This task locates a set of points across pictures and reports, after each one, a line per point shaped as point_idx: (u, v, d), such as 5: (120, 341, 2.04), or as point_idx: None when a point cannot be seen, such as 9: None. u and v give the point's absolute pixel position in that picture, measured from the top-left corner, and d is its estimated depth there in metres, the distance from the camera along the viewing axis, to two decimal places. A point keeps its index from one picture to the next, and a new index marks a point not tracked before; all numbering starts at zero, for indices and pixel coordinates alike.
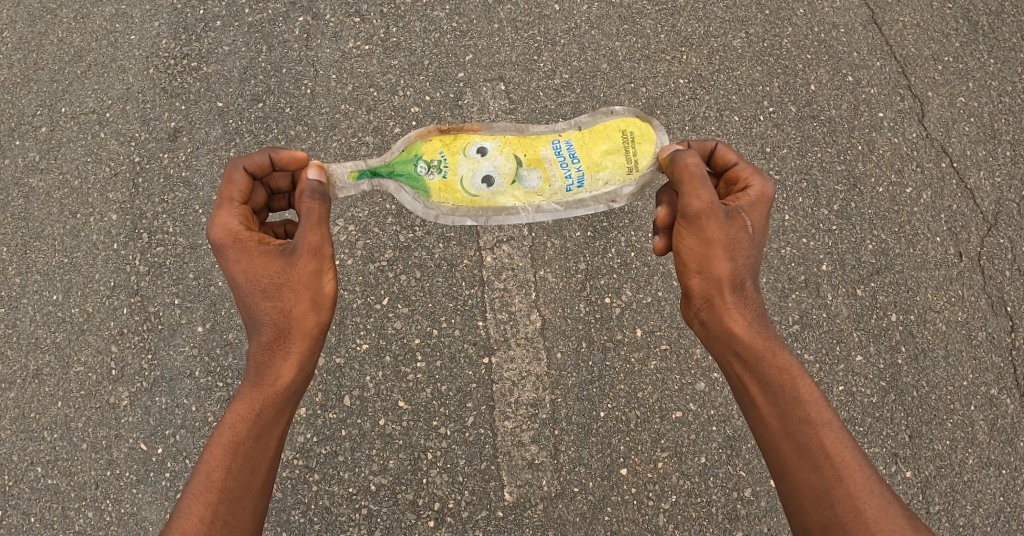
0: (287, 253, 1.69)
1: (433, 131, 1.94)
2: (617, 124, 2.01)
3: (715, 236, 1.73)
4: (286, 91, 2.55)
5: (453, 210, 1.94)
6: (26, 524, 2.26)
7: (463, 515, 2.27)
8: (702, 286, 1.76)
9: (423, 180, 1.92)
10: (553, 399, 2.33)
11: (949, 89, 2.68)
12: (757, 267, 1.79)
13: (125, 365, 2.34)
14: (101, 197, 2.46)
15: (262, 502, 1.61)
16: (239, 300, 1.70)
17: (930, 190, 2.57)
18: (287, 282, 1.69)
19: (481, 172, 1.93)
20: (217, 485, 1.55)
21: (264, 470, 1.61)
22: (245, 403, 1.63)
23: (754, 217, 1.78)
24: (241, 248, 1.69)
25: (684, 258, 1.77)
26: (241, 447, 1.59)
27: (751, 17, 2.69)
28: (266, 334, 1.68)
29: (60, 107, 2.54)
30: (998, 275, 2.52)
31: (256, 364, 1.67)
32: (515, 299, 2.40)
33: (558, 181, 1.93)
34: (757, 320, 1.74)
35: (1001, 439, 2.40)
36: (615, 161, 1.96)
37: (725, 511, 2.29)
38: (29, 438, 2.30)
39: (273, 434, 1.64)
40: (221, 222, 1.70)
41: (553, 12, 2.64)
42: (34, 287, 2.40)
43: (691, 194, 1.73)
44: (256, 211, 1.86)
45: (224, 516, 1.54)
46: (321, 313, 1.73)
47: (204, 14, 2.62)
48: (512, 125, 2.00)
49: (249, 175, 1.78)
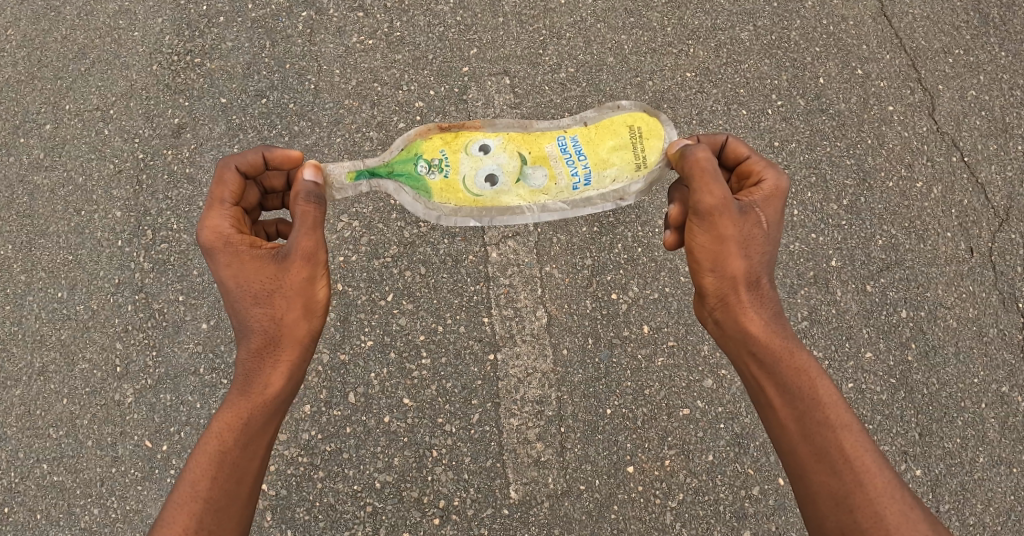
0: (279, 258, 1.67)
1: (434, 129, 1.93)
2: (623, 119, 1.99)
3: (729, 234, 1.71)
4: (290, 87, 2.53)
5: (454, 211, 1.92)
6: (32, 521, 2.25)
7: (468, 513, 2.25)
8: (716, 285, 1.74)
9: (424, 179, 1.90)
10: (559, 396, 2.32)
11: (960, 82, 2.64)
12: (773, 264, 1.77)
13: (130, 362, 2.34)
14: (105, 194, 2.46)
15: (247, 512, 1.61)
16: (229, 305, 1.69)
17: (941, 184, 2.54)
18: (279, 289, 1.67)
19: (484, 170, 1.91)
20: (202, 495, 1.54)
21: (252, 478, 1.61)
22: (233, 411, 1.62)
23: (768, 212, 1.75)
24: (231, 252, 1.68)
25: (696, 256, 1.75)
26: (228, 456, 1.59)
27: (759, 10, 2.66)
28: (256, 340, 1.66)
29: (64, 105, 2.53)
30: (1010, 271, 2.49)
31: (245, 370, 1.66)
32: (520, 295, 2.38)
33: (564, 178, 1.92)
34: (773, 319, 1.72)
35: (1013, 437, 2.37)
36: (622, 157, 1.95)
37: (733, 509, 2.27)
38: (34, 436, 2.30)
39: (261, 443, 1.64)
40: (210, 225, 1.69)
41: (559, 5, 2.62)
42: (39, 285, 2.40)
43: (704, 190, 1.71)
44: (248, 209, 1.85)
45: (210, 525, 1.54)
46: (313, 321, 1.72)
47: (208, 9, 2.61)
48: (514, 123, 1.99)
49: (241, 175, 1.77)
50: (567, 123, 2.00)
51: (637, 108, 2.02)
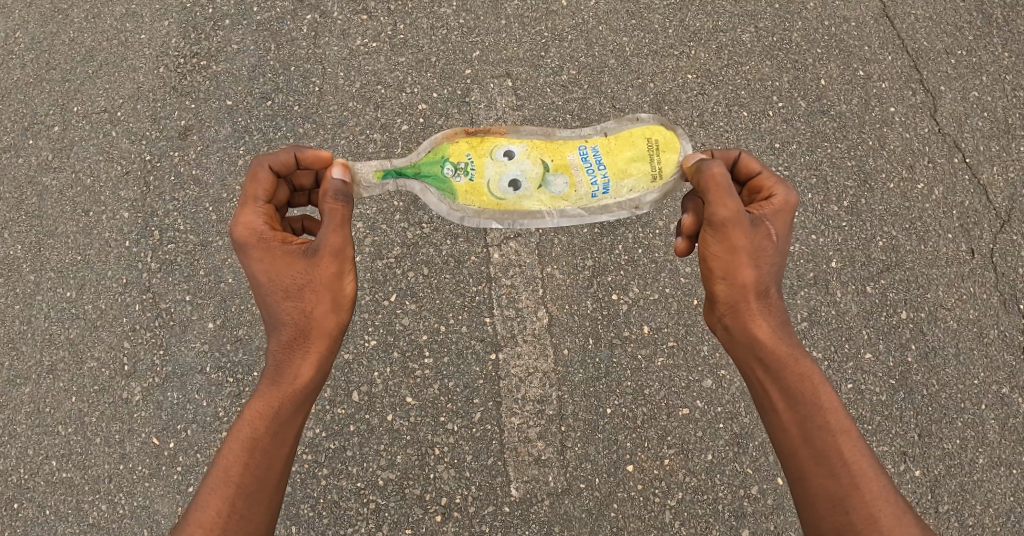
0: (309, 253, 1.69)
1: (460, 133, 1.95)
2: (641, 131, 1.98)
3: (741, 244, 1.71)
4: (295, 90, 2.56)
5: (477, 213, 1.94)
6: (41, 517, 2.29)
7: (470, 510, 2.28)
8: (727, 293, 1.74)
9: (449, 181, 1.92)
10: (559, 396, 2.34)
11: (962, 83, 2.64)
12: (780, 276, 1.76)
13: (137, 362, 2.38)
14: (113, 195, 2.49)
15: (277, 498, 1.64)
16: (260, 299, 1.71)
17: (942, 185, 2.54)
18: (309, 284, 1.69)
19: (508, 175, 1.91)
20: (234, 480, 1.58)
21: (281, 466, 1.64)
22: (263, 402, 1.65)
23: (777, 226, 1.75)
24: (264, 247, 1.70)
25: (709, 265, 1.74)
26: (259, 444, 1.62)
27: (760, 11, 2.67)
28: (287, 333, 1.69)
29: (72, 107, 2.56)
30: (1011, 273, 2.49)
31: (276, 362, 1.69)
32: (522, 296, 2.41)
33: (584, 186, 1.92)
34: (782, 328, 1.72)
35: (1013, 438, 2.37)
36: (641, 169, 1.94)
37: (732, 508, 2.29)
38: (44, 433, 2.34)
39: (289, 433, 1.66)
40: (244, 221, 1.71)
41: (560, 8, 2.64)
42: (49, 285, 2.44)
43: (717, 203, 1.71)
44: (278, 207, 1.86)
45: (240, 510, 1.57)
46: (341, 315, 1.73)
47: (214, 12, 2.64)
48: (537, 130, 2.00)
49: (274, 173, 1.78)
50: (588, 133, 2.01)
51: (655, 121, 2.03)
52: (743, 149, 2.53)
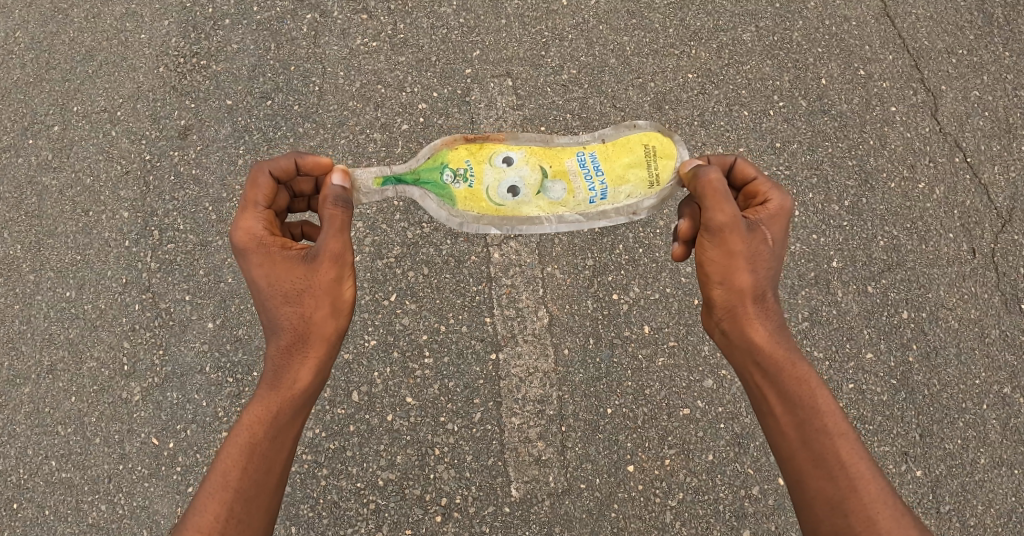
0: (309, 259, 1.68)
1: (459, 140, 1.94)
2: (639, 137, 1.96)
3: (738, 249, 1.70)
4: (294, 89, 2.56)
5: (476, 218, 1.93)
6: (40, 517, 2.29)
7: (470, 511, 2.27)
8: (724, 298, 1.73)
9: (448, 188, 1.92)
10: (560, 396, 2.33)
11: (963, 83, 2.64)
12: (777, 280, 1.76)
13: (137, 362, 2.37)
14: (113, 195, 2.49)
15: (275, 502, 1.64)
16: (259, 303, 1.70)
17: (943, 185, 2.54)
18: (308, 289, 1.68)
19: (506, 181, 1.92)
20: (233, 485, 1.58)
21: (279, 470, 1.64)
22: (262, 406, 1.65)
23: (773, 230, 1.75)
24: (264, 252, 1.69)
25: (706, 270, 1.73)
26: (258, 448, 1.62)
27: (761, 11, 2.67)
28: (286, 337, 1.68)
29: (72, 107, 2.56)
30: (1012, 273, 2.48)
31: (275, 367, 1.68)
32: (523, 296, 2.40)
33: (582, 192, 1.91)
34: (779, 332, 1.72)
35: (1015, 438, 2.37)
36: (638, 175, 1.94)
37: (733, 508, 2.28)
38: (44, 433, 2.34)
39: (287, 437, 1.66)
40: (244, 226, 1.70)
41: (560, 7, 2.63)
42: (49, 285, 2.43)
43: (715, 208, 1.68)
44: (278, 212, 1.86)
45: (239, 514, 1.57)
46: (340, 320, 1.73)
47: (214, 12, 2.64)
48: (536, 136, 1.98)
49: (274, 179, 1.78)
50: (586, 139, 2.00)
51: (652, 127, 2.01)
52: (744, 149, 2.52)
